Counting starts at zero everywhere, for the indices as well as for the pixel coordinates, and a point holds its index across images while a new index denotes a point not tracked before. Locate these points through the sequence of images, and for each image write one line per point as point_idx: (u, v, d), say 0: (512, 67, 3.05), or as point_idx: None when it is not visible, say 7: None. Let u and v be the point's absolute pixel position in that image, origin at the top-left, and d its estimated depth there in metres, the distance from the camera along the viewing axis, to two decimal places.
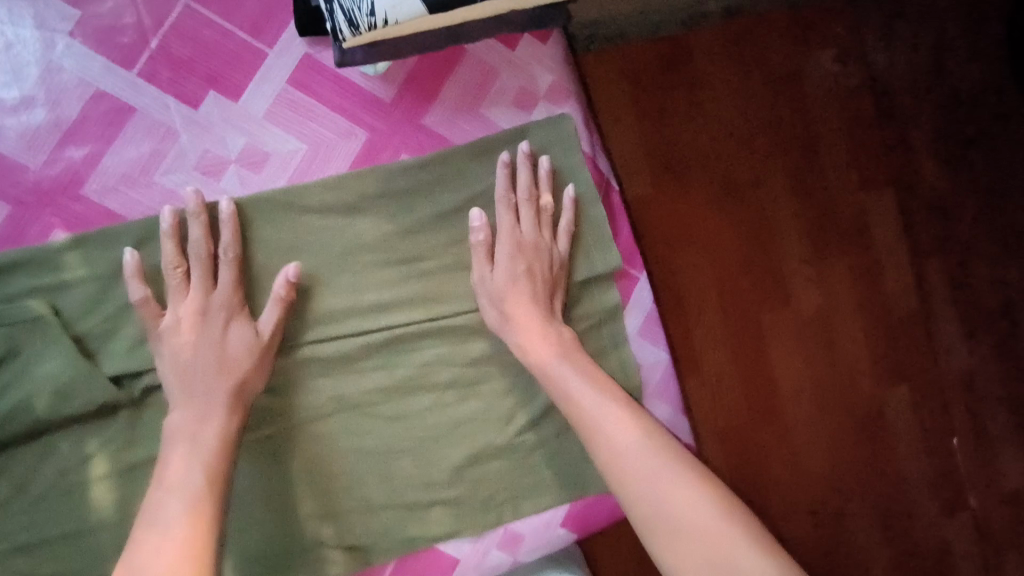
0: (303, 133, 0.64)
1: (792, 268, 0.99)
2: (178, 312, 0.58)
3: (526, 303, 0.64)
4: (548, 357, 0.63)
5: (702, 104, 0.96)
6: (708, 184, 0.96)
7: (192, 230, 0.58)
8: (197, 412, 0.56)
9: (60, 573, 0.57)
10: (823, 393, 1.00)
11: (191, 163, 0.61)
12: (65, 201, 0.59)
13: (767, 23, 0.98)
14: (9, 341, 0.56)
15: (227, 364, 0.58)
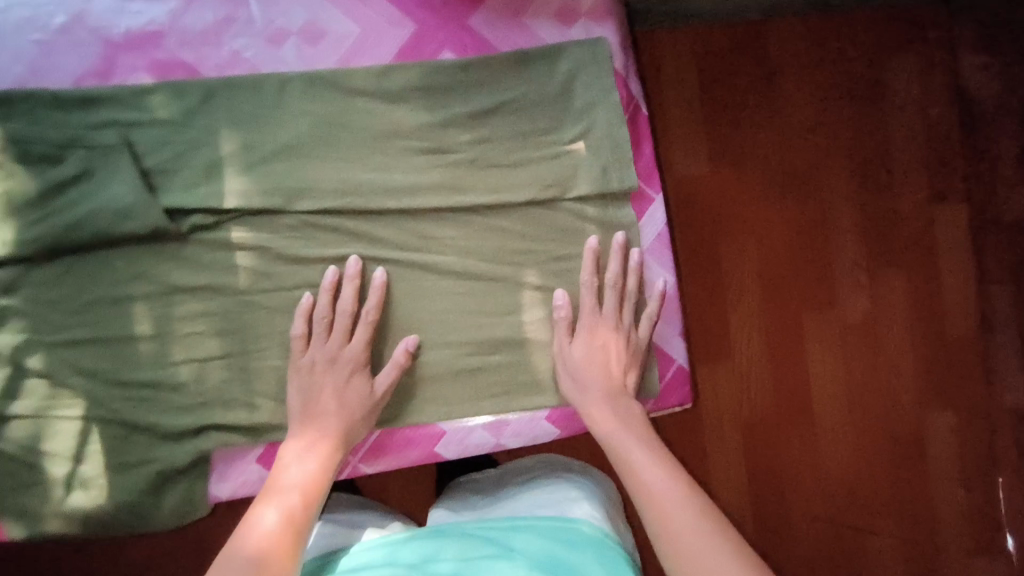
0: (358, 17, 0.70)
1: (841, 269, 0.96)
2: (315, 354, 0.67)
3: (590, 364, 0.69)
4: (607, 413, 0.67)
5: (771, 94, 0.95)
6: (765, 173, 0.96)
7: (345, 290, 0.68)
8: (310, 441, 0.64)
9: (102, 370, 0.67)
10: (858, 404, 0.97)
11: (257, 30, 0.69)
12: (147, 51, 0.67)
13: (851, 23, 0.96)
14: (86, 162, 0.65)
15: (344, 406, 0.66)
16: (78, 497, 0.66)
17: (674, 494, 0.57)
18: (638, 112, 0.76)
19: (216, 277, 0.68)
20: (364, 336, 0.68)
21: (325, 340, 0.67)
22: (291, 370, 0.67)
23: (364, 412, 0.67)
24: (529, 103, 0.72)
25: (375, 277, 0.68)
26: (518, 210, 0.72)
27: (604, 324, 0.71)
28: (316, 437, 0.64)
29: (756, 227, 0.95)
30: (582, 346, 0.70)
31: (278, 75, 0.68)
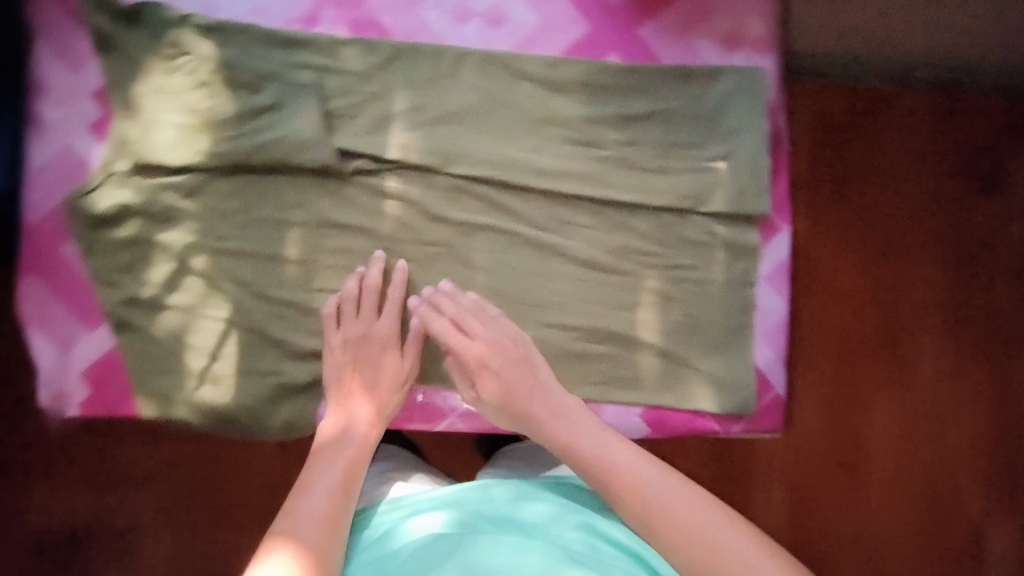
0: (540, 9, 0.75)
1: (922, 354, 0.91)
2: (345, 335, 0.71)
3: (515, 384, 0.68)
4: (544, 420, 0.66)
5: (882, 161, 0.91)
6: (861, 242, 0.91)
7: (373, 272, 0.72)
8: (350, 409, 0.69)
9: (253, 282, 0.74)
10: (913, 501, 0.91)
11: (448, 7, 0.75)
12: (349, 8, 0.74)
13: (980, 102, 0.91)
14: (279, 95, 0.72)
15: (377, 378, 0.70)
16: (208, 389, 0.73)
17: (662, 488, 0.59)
18: (781, 145, 0.77)
19: (364, 220, 0.73)
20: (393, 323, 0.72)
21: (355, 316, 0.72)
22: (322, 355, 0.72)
23: (397, 379, 0.71)
24: (681, 116, 0.75)
25: (397, 268, 0.72)
26: (649, 214, 0.75)
27: (505, 347, 0.70)
28: (360, 401, 0.69)
29: (842, 296, 0.90)
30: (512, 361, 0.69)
31: (457, 49, 0.74)
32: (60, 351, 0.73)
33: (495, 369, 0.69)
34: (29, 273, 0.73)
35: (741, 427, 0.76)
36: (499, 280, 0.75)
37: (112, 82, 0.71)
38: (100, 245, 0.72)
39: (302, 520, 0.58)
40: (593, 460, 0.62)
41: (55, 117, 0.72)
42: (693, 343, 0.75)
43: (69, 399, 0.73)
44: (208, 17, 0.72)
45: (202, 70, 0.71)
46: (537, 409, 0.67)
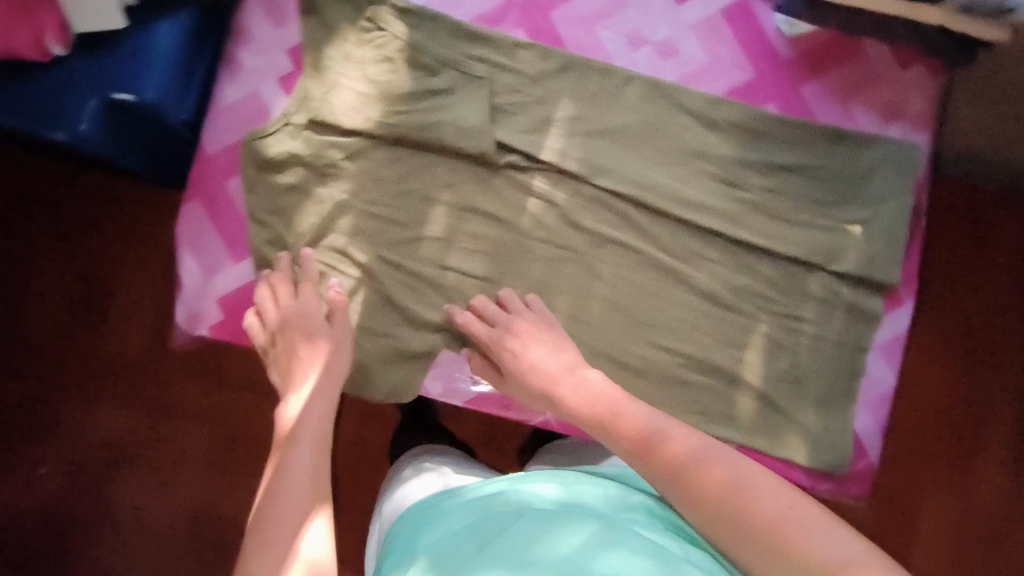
0: (711, 50, 0.78)
1: (986, 465, 0.88)
2: (264, 335, 0.74)
3: (549, 363, 0.70)
4: (556, 392, 0.67)
5: (989, 261, 0.88)
6: (948, 337, 0.88)
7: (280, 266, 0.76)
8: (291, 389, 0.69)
9: (389, 248, 0.77)
10: None
11: (625, 31, 0.78)
12: (534, 16, 0.78)
13: None
14: (453, 82, 0.76)
15: (295, 354, 0.71)
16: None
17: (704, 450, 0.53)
18: (918, 222, 0.78)
19: (505, 212, 0.77)
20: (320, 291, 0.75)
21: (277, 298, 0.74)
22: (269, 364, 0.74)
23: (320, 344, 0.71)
24: (826, 175, 0.77)
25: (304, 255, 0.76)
26: (777, 262, 0.77)
27: (547, 327, 0.73)
28: (298, 381, 0.69)
29: (916, 387, 0.87)
30: (538, 346, 0.71)
31: (626, 71, 0.78)
32: (204, 274, 0.78)
33: (529, 352, 0.71)
34: (193, 198, 0.78)
35: (829, 485, 0.76)
36: (619, 295, 0.77)
37: (307, 41, 0.76)
38: (262, 184, 0.77)
39: (295, 487, 0.57)
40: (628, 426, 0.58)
41: (250, 63, 0.78)
42: (796, 395, 0.76)
43: (202, 320, 0.79)
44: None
45: (390, 46, 0.76)
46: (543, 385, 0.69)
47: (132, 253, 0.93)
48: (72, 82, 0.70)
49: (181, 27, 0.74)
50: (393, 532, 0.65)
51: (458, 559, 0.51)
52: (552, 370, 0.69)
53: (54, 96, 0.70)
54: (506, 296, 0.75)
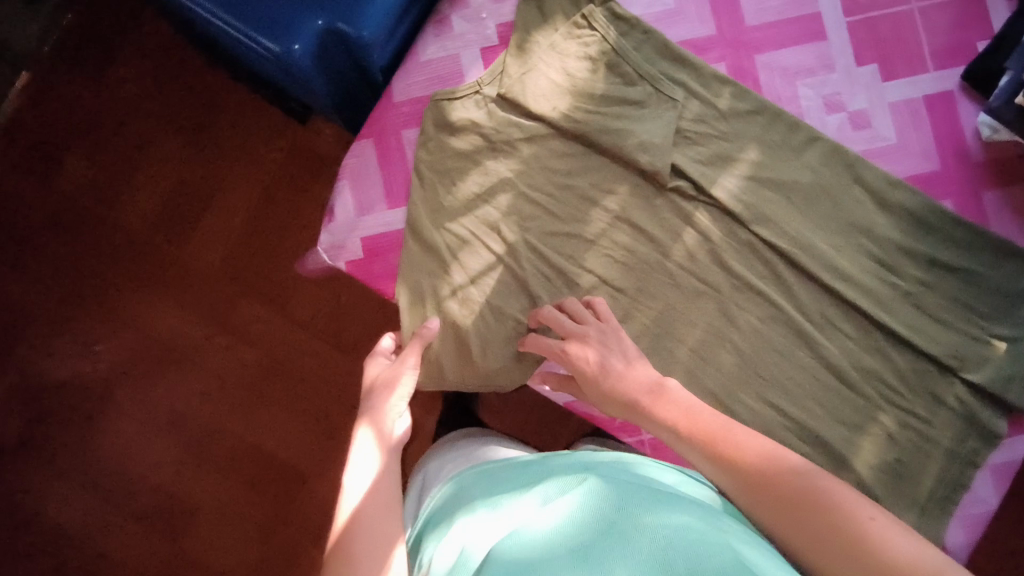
0: (902, 132, 0.78)
1: None
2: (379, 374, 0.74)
3: (633, 388, 0.65)
4: (639, 413, 0.63)
5: None
6: None
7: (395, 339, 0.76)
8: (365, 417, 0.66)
9: (537, 235, 0.78)
10: None
11: (824, 92, 0.79)
12: (740, 55, 0.80)
13: None
14: (647, 95, 0.78)
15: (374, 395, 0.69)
16: (456, 305, 0.76)
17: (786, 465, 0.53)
18: None
19: (659, 233, 0.78)
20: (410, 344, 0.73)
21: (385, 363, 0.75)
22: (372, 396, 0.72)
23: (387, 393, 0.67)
24: (984, 284, 0.76)
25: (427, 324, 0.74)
26: (912, 355, 0.76)
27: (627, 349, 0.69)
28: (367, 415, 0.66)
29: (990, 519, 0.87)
30: (618, 356, 0.68)
31: (814, 130, 0.78)
32: (357, 211, 0.79)
33: (610, 371, 0.67)
34: (367, 137, 0.80)
35: None
36: (747, 345, 0.77)
37: (520, 20, 0.78)
38: (436, 143, 0.78)
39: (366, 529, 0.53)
40: (708, 434, 0.57)
41: (459, 28, 0.79)
42: (896, 492, 0.74)
43: (341, 253, 0.79)
44: (624, 8, 0.80)
45: (597, 47, 0.78)
46: (620, 400, 0.65)
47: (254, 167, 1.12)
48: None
49: None
50: (444, 492, 0.65)
51: (511, 509, 0.52)
52: (642, 399, 0.63)
53: (281, 9, 0.72)
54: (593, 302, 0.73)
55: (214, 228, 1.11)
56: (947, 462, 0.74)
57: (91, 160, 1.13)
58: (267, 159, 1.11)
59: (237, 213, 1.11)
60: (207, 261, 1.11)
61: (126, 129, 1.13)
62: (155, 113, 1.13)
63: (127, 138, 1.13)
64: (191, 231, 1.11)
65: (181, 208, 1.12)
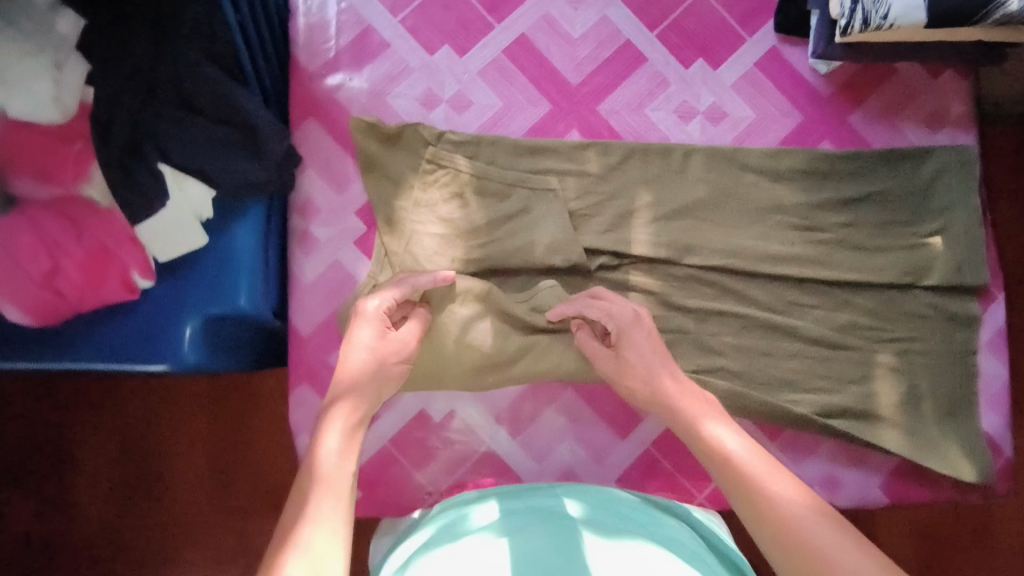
0: (757, 104, 0.81)
1: None
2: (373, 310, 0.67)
3: (685, 400, 0.66)
4: (690, 434, 0.64)
5: None
6: None
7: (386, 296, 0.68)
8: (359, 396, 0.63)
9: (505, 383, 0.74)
10: None
11: (672, 106, 0.80)
12: (585, 115, 0.79)
13: None
14: (526, 201, 0.76)
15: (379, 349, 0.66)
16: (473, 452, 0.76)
17: (793, 500, 0.54)
18: (986, 218, 0.82)
19: None
20: (412, 327, 0.69)
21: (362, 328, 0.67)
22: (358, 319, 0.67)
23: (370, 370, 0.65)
24: (894, 197, 0.80)
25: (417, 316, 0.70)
26: (873, 290, 0.79)
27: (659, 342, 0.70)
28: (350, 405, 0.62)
29: None
30: (628, 305, 0.71)
31: (685, 145, 0.79)
32: None
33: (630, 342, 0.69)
34: (301, 381, 0.75)
35: (977, 494, 0.78)
36: (738, 365, 0.78)
37: (374, 198, 0.75)
38: None
39: (318, 522, 0.51)
40: (731, 463, 0.59)
41: (323, 235, 0.76)
42: (926, 413, 0.78)
43: None
44: (458, 131, 0.77)
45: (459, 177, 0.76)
46: (677, 420, 0.66)
47: (178, 409, 0.94)
48: (165, 306, 0.67)
49: (256, 219, 0.70)
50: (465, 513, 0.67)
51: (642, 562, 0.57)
52: (692, 411, 0.65)
53: (154, 326, 0.67)
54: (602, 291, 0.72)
55: (181, 494, 0.94)
56: (952, 364, 0.78)
57: (21, 487, 0.93)
58: (187, 398, 0.94)
59: (198, 456, 0.94)
60: (199, 515, 0.93)
61: (28, 459, 0.93)
62: (47, 423, 0.93)
63: (36, 467, 0.93)
64: (157, 513, 0.93)
65: (137, 476, 0.93)
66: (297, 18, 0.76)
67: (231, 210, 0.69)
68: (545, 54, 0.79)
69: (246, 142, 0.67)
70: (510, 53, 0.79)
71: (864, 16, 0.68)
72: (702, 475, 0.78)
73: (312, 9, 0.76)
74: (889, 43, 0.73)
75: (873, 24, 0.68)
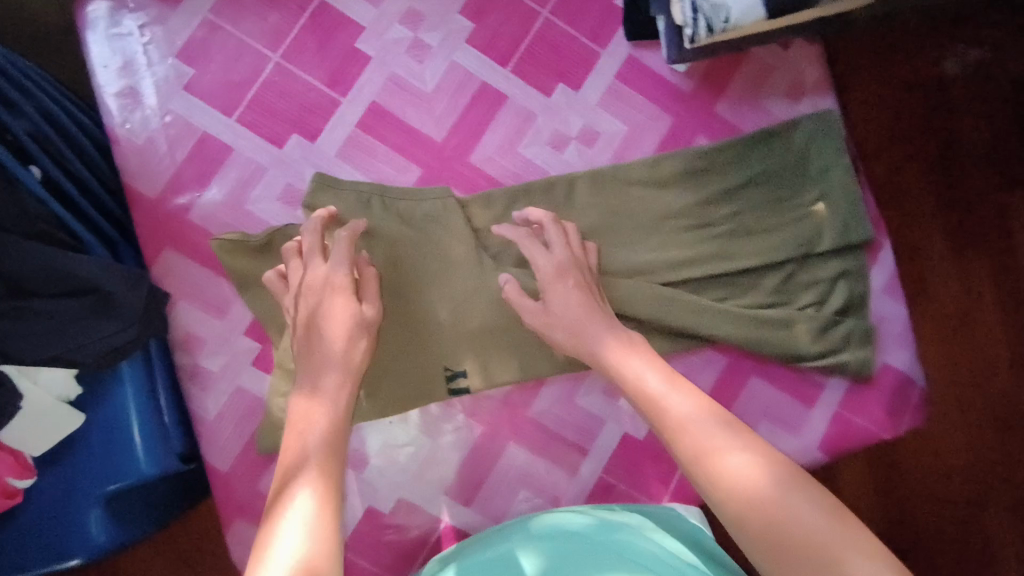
0: (625, 116, 0.80)
1: (981, 293, 0.97)
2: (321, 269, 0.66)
3: (651, 378, 0.64)
4: (652, 399, 0.63)
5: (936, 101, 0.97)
6: (932, 166, 0.97)
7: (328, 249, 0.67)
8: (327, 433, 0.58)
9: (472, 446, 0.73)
10: (997, 437, 0.96)
11: (544, 138, 0.78)
12: (458, 167, 0.76)
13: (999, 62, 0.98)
14: (423, 273, 0.74)
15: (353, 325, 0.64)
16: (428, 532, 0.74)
17: (764, 481, 0.54)
18: (860, 173, 0.84)
19: (532, 362, 0.75)
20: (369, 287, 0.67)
21: (327, 296, 0.65)
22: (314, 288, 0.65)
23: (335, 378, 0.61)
24: (773, 174, 0.82)
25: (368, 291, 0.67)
26: (776, 269, 0.81)
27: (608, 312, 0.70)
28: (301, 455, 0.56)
29: (920, 218, 0.97)
30: (566, 246, 0.72)
31: (566, 175, 0.77)
32: None
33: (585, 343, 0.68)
34: (233, 518, 0.70)
35: (907, 421, 0.82)
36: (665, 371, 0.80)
37: (259, 313, 0.70)
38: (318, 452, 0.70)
39: None
40: (698, 441, 0.58)
41: (213, 368, 0.70)
42: (843, 372, 0.80)
43: None
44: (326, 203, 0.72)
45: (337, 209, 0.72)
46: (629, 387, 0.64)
47: None
48: (63, 497, 0.63)
49: (136, 379, 0.65)
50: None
51: None
52: (656, 387, 0.63)
53: (57, 521, 0.62)
54: (548, 223, 0.72)
55: None
56: (855, 318, 0.81)
57: None
58: None
59: None
60: None
61: None
62: None
63: None
64: None
65: None
66: (121, 145, 0.69)
67: (105, 376, 0.63)
68: (402, 118, 0.75)
69: (95, 311, 0.59)
70: (366, 125, 0.74)
71: (707, 22, 0.68)
72: (656, 485, 0.79)
73: (134, 131, 0.70)
74: (735, 36, 0.73)
75: (717, 28, 0.68)
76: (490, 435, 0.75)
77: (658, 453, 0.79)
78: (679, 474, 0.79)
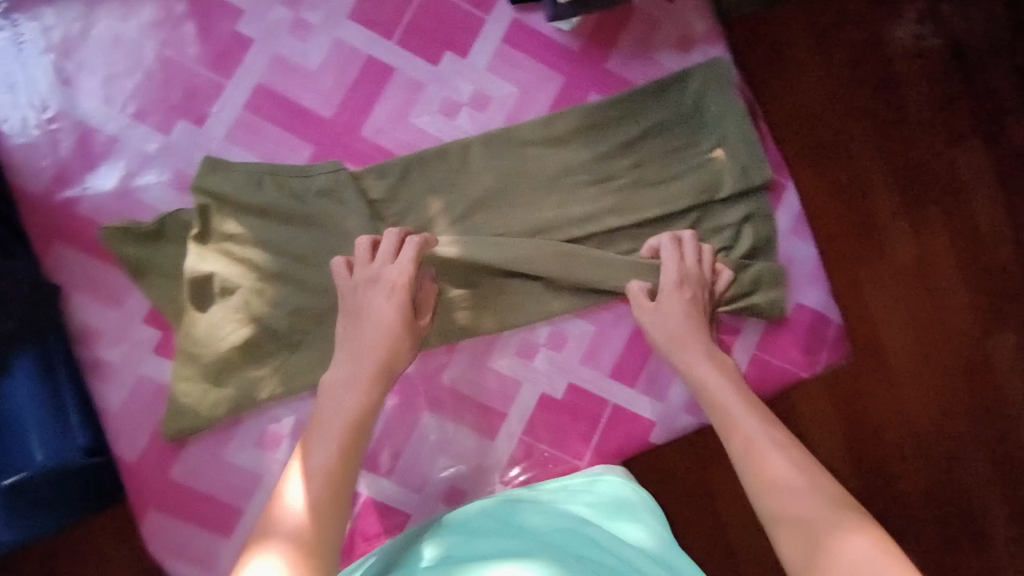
0: (515, 79, 0.80)
1: (916, 250, 0.90)
2: (389, 275, 0.69)
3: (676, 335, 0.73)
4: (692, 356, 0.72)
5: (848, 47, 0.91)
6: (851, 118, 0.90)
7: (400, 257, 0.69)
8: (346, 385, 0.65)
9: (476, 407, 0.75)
10: (949, 395, 0.90)
11: (435, 107, 0.79)
12: (350, 142, 0.77)
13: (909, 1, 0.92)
14: (318, 248, 0.73)
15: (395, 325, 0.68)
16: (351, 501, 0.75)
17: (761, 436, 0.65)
18: (758, 119, 0.84)
19: (440, 327, 0.76)
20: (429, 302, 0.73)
21: (388, 297, 0.68)
22: (368, 287, 0.69)
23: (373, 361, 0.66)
24: (669, 125, 0.82)
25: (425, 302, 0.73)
26: (680, 218, 0.81)
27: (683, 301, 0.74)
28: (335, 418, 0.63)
29: (843, 177, 0.90)
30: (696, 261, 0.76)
31: (459, 142, 0.78)
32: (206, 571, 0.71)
33: (688, 353, 0.72)
34: (149, 503, 0.71)
35: (824, 359, 0.82)
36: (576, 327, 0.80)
37: (157, 299, 0.71)
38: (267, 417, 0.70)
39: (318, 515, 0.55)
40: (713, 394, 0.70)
41: (114, 357, 0.71)
42: (755, 313, 0.81)
43: None
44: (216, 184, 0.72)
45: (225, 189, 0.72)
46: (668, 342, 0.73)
47: None
48: None
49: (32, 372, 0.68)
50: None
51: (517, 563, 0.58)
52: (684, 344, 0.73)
53: None
54: (689, 239, 0.77)
55: None
56: (762, 259, 0.82)
57: None
58: None
59: None
60: None
61: None
62: None
63: None
64: None
65: None
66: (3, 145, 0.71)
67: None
68: (289, 97, 0.76)
69: None
70: (252, 106, 0.75)
71: None
72: (577, 443, 0.79)
73: (14, 131, 0.71)
74: None
75: None
76: (406, 404, 0.77)
77: (577, 412, 0.79)
78: (600, 429, 0.79)
